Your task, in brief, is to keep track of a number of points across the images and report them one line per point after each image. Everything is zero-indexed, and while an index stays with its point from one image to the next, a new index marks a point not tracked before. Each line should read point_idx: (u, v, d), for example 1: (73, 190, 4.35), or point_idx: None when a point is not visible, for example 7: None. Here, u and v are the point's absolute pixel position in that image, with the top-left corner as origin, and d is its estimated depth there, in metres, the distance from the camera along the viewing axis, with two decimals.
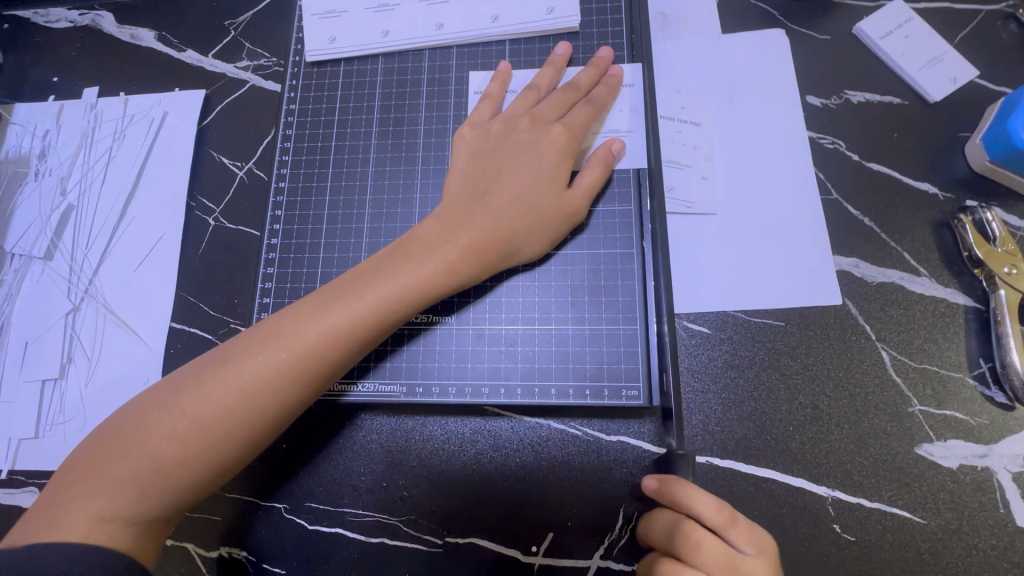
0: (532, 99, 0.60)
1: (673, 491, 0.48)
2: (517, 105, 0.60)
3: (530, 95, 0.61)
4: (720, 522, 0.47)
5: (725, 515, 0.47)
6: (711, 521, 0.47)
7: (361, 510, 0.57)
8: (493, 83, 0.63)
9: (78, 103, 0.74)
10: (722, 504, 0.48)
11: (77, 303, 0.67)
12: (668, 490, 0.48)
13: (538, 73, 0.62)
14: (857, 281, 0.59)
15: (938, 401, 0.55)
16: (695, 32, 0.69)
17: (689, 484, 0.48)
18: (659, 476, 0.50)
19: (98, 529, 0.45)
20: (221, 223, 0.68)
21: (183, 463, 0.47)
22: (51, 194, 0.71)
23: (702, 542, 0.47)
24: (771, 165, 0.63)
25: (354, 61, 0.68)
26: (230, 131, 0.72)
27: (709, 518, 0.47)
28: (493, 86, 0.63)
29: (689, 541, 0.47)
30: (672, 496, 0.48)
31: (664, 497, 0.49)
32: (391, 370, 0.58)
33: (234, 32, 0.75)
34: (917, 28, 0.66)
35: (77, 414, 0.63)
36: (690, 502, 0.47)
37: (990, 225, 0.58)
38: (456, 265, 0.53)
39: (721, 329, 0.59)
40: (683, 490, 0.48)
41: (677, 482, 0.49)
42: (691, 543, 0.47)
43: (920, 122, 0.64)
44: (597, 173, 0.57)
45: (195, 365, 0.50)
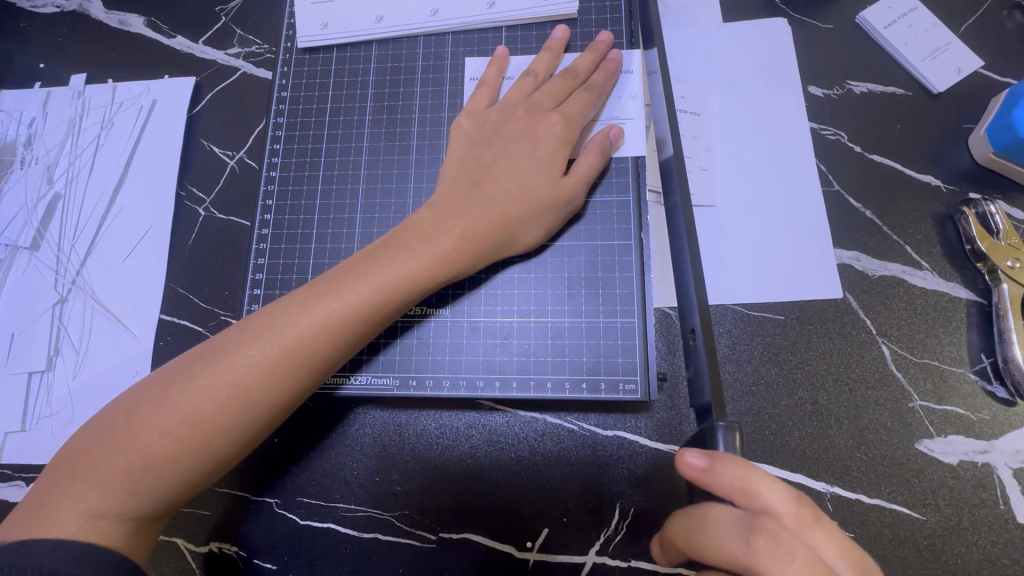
0: (527, 86, 0.59)
1: (734, 477, 0.38)
2: (512, 93, 0.59)
3: (525, 83, 0.59)
4: (795, 516, 0.39)
5: (801, 511, 0.39)
6: (784, 515, 0.39)
7: (353, 505, 0.57)
8: (490, 69, 0.61)
9: (65, 90, 0.73)
10: (794, 496, 0.40)
11: (64, 294, 0.65)
12: (733, 474, 0.38)
13: (534, 61, 0.61)
14: (858, 274, 0.58)
15: (938, 397, 0.55)
16: (696, 21, 0.68)
17: (746, 463, 0.39)
18: (708, 453, 0.40)
19: (88, 526, 0.44)
20: (212, 213, 0.67)
21: (173, 459, 0.46)
22: (37, 183, 0.69)
23: (793, 545, 0.37)
24: (772, 156, 0.62)
25: (348, 48, 0.66)
26: (221, 119, 0.70)
27: (781, 511, 0.39)
28: (490, 72, 0.61)
29: (778, 545, 0.37)
30: (735, 483, 0.38)
31: (724, 488, 0.39)
32: (384, 363, 0.57)
33: (224, 18, 0.74)
34: (922, 17, 0.65)
35: (64, 407, 0.62)
36: (760, 491, 0.39)
37: (993, 218, 0.57)
38: (450, 254, 0.51)
39: (719, 322, 0.58)
40: (745, 473, 0.38)
41: (734, 460, 0.39)
42: (780, 549, 0.37)
43: (924, 113, 0.63)
44: (594, 161, 0.56)
45: (185, 359, 0.49)
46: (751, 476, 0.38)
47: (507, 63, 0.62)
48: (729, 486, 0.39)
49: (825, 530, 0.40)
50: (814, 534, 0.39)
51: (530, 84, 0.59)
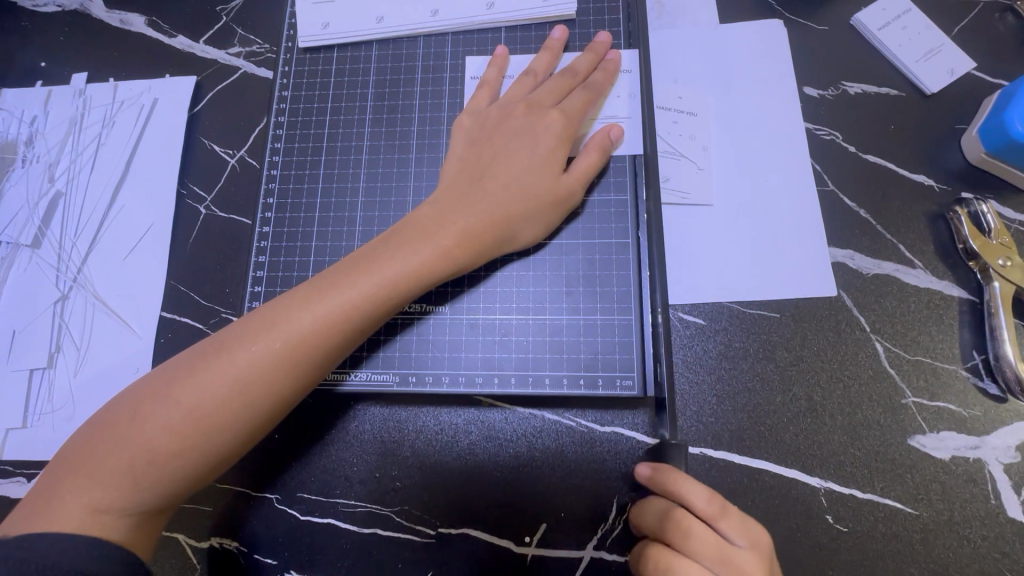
0: (525, 84, 0.60)
1: (662, 478, 0.48)
2: (512, 91, 0.59)
3: (525, 81, 0.60)
4: (714, 516, 0.47)
5: (724, 509, 0.47)
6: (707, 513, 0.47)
7: (353, 500, 0.57)
8: (490, 68, 0.62)
9: (66, 89, 0.73)
10: (718, 497, 0.47)
11: (65, 292, 0.66)
12: (662, 478, 0.48)
13: (534, 61, 0.62)
14: (852, 272, 0.59)
15: (931, 393, 0.55)
16: (693, 22, 0.69)
17: (680, 471, 0.48)
18: (652, 464, 0.50)
19: (92, 520, 0.45)
20: (212, 211, 0.67)
21: (177, 454, 0.46)
22: (39, 181, 0.70)
23: (694, 531, 0.46)
24: (768, 156, 0.63)
25: (348, 48, 0.67)
26: (222, 118, 0.71)
27: (703, 510, 0.47)
28: (491, 72, 0.62)
29: (681, 530, 0.47)
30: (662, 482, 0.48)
31: (656, 487, 0.49)
32: (384, 360, 0.58)
33: (225, 17, 0.74)
34: (916, 19, 0.66)
35: (66, 404, 0.62)
36: (683, 491, 0.47)
37: (985, 217, 0.58)
38: (451, 250, 0.52)
39: (716, 320, 0.59)
40: (672, 477, 0.48)
41: (668, 469, 0.48)
42: (683, 532, 0.46)
43: (917, 114, 0.63)
44: (593, 160, 0.57)
45: (187, 355, 0.49)
46: (676, 479, 0.48)
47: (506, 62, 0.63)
48: (660, 485, 0.48)
49: (742, 526, 0.47)
50: (728, 525, 0.47)
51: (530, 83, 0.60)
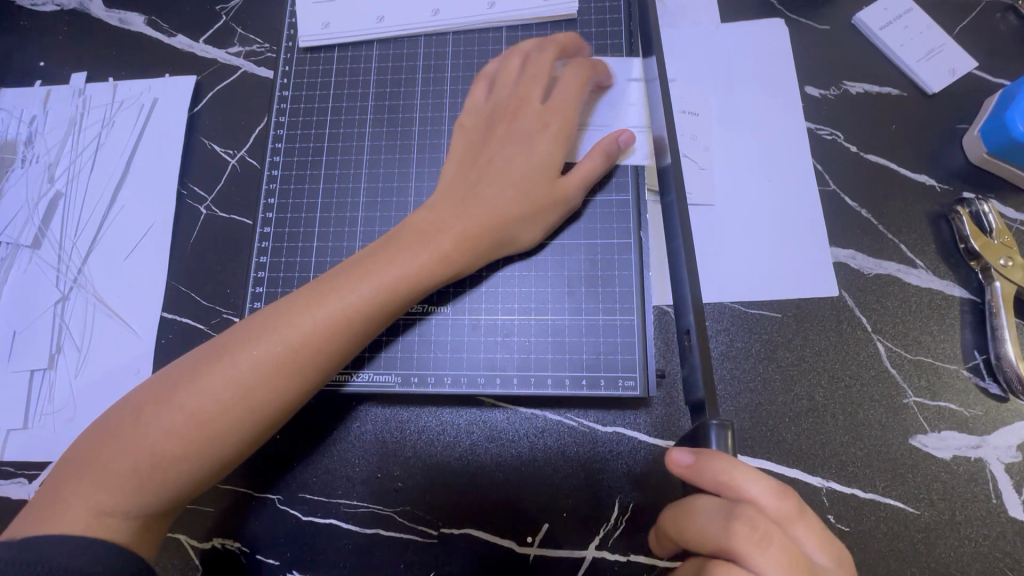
0: (523, 79, 0.59)
1: (716, 468, 0.39)
2: (509, 89, 0.59)
3: (521, 77, 0.59)
4: (782, 512, 0.40)
5: (786, 505, 0.40)
6: (769, 509, 0.39)
7: (355, 501, 0.57)
8: (493, 62, 0.62)
9: (65, 89, 0.73)
10: (781, 489, 0.40)
11: (65, 292, 0.66)
12: (716, 469, 0.39)
13: (530, 50, 0.60)
14: (854, 272, 0.59)
15: (932, 393, 0.55)
16: (694, 21, 0.69)
17: (733, 458, 0.40)
18: (693, 449, 0.41)
19: (96, 523, 0.44)
20: (213, 212, 0.67)
21: (180, 458, 0.46)
22: (38, 181, 0.69)
23: (772, 533, 0.38)
24: (769, 156, 0.63)
25: (349, 47, 0.67)
26: (222, 118, 0.71)
27: (768, 504, 0.39)
28: (495, 68, 0.61)
29: (756, 531, 0.38)
30: (718, 476, 0.39)
31: (707, 479, 0.40)
32: (386, 361, 0.57)
33: (225, 17, 0.74)
34: (917, 19, 0.66)
35: (67, 405, 0.62)
36: (743, 482, 0.39)
37: (986, 217, 0.58)
38: (449, 254, 0.52)
39: (717, 320, 0.59)
40: (730, 466, 0.39)
41: (720, 456, 0.40)
42: (758, 534, 0.38)
43: (919, 114, 0.63)
44: (596, 164, 0.57)
45: (189, 359, 0.49)
46: (735, 469, 0.39)
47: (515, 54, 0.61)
48: (712, 477, 0.39)
49: (810, 523, 0.40)
50: (797, 526, 0.40)
51: (528, 75, 0.59)
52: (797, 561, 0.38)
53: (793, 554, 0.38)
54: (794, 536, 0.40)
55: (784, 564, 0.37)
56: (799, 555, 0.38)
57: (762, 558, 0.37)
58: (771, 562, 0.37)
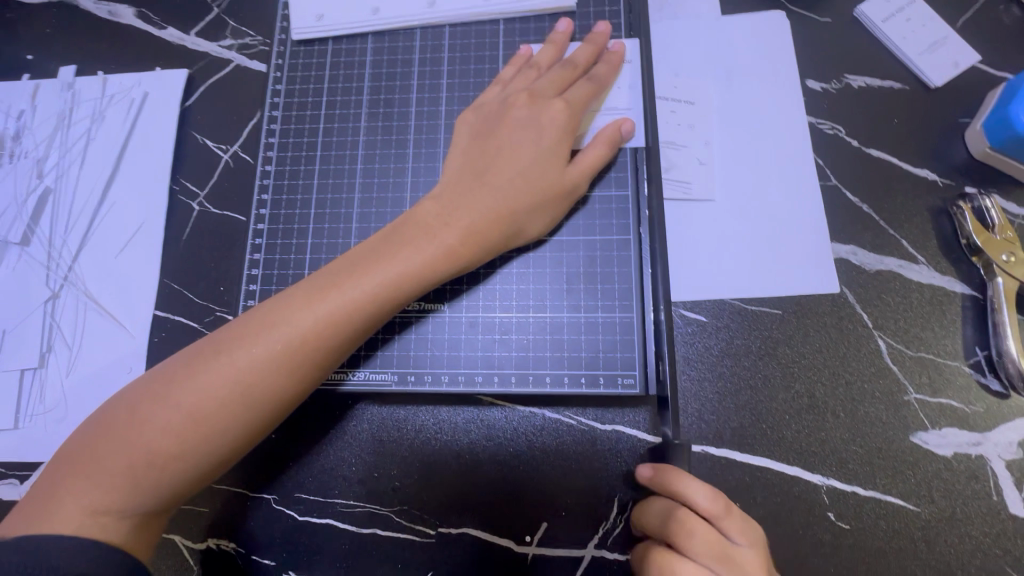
0: (527, 74, 0.59)
1: (669, 478, 0.48)
2: (514, 85, 0.59)
3: (528, 73, 0.59)
4: (716, 510, 0.47)
5: (720, 506, 0.47)
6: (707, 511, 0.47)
7: (351, 501, 0.57)
8: (509, 68, 0.60)
9: (53, 82, 0.71)
10: (718, 497, 0.47)
11: (56, 291, 0.65)
12: (664, 475, 0.48)
13: (538, 55, 0.60)
14: (855, 268, 0.58)
15: (933, 389, 0.55)
16: (694, 14, 0.68)
17: (683, 470, 0.48)
18: (653, 464, 0.51)
19: (90, 523, 0.44)
20: (206, 208, 0.66)
21: (178, 456, 0.45)
22: (27, 177, 0.68)
23: (698, 527, 0.46)
24: (770, 151, 0.62)
25: (343, 40, 0.66)
26: (214, 113, 0.69)
27: (706, 507, 0.47)
28: (510, 70, 0.60)
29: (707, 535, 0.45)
30: (666, 481, 0.48)
31: (659, 481, 0.49)
32: (383, 359, 0.57)
33: (216, 9, 0.73)
34: (919, 12, 0.65)
35: (58, 405, 0.61)
36: (688, 490, 0.47)
37: (989, 213, 0.58)
38: (454, 248, 0.51)
39: (717, 317, 0.58)
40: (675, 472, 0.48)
41: (672, 469, 0.49)
42: (692, 529, 0.46)
43: (921, 108, 0.63)
44: (601, 152, 0.56)
45: (186, 355, 0.48)
46: (680, 479, 0.48)
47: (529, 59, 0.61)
48: (662, 480, 0.49)
49: (740, 521, 0.47)
50: (728, 522, 0.47)
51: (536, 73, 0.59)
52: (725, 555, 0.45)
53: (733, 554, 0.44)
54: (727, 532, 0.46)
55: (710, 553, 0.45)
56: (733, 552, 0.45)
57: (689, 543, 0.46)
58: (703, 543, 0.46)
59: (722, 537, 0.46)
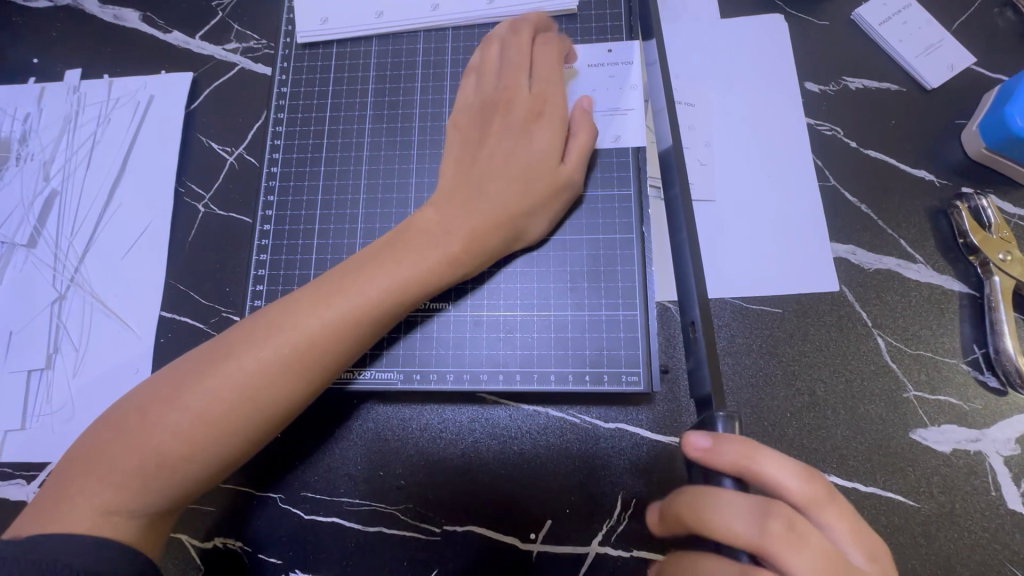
0: (503, 66, 0.59)
1: (740, 456, 0.39)
2: (493, 80, 0.59)
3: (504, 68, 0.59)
4: (811, 497, 0.40)
5: (813, 490, 0.40)
6: (798, 495, 0.40)
7: (358, 499, 0.57)
8: (482, 59, 0.60)
9: (59, 86, 0.72)
10: (805, 473, 0.40)
11: (62, 292, 0.65)
12: (737, 455, 0.39)
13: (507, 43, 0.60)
14: (854, 267, 0.59)
15: (932, 387, 0.56)
16: (694, 17, 0.69)
17: (756, 445, 0.40)
18: (713, 433, 0.41)
19: (102, 522, 0.44)
20: (211, 210, 0.67)
21: (187, 459, 0.46)
22: (33, 180, 0.69)
23: (808, 532, 0.38)
24: (769, 152, 0.63)
25: (348, 43, 0.66)
26: (219, 116, 0.70)
27: (797, 492, 0.39)
28: (484, 63, 0.60)
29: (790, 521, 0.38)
30: (739, 463, 0.39)
31: (730, 467, 0.39)
32: (389, 359, 0.57)
33: (221, 13, 0.73)
34: (916, 14, 0.66)
35: (65, 406, 0.62)
36: (770, 471, 0.39)
37: (985, 212, 0.58)
38: (457, 254, 0.52)
39: (719, 315, 0.59)
40: (752, 451, 0.39)
41: (745, 442, 0.40)
42: (793, 532, 0.37)
43: (918, 109, 0.64)
44: (587, 139, 0.57)
45: (193, 358, 0.49)
46: (758, 456, 0.39)
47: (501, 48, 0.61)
48: (734, 465, 0.39)
49: (843, 513, 0.40)
50: (825, 510, 0.40)
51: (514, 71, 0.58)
52: (834, 565, 0.37)
53: (831, 553, 0.38)
54: (823, 523, 0.40)
55: (821, 566, 0.37)
56: (835, 552, 0.38)
57: (797, 552, 0.37)
58: (808, 556, 0.37)
59: (822, 532, 0.39)
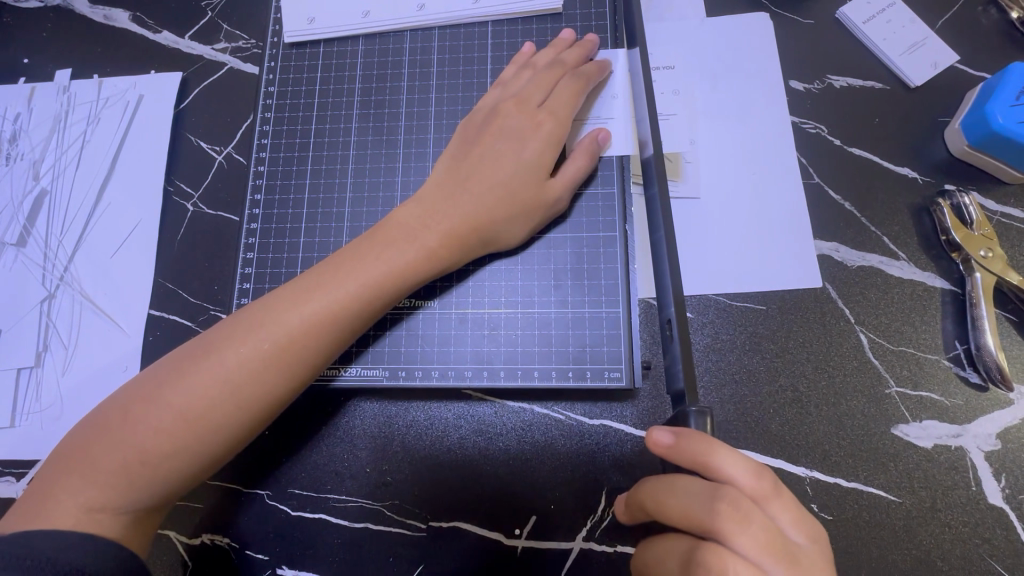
0: (521, 76, 0.60)
1: (696, 449, 0.40)
2: (508, 89, 0.60)
3: (523, 80, 0.60)
4: (759, 490, 0.40)
5: (763, 483, 0.40)
6: (747, 488, 0.40)
7: (344, 496, 0.57)
8: (510, 68, 0.61)
9: (49, 86, 0.72)
10: (757, 469, 0.41)
11: (52, 291, 0.65)
12: (695, 450, 0.40)
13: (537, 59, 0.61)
14: (838, 264, 0.60)
15: (913, 382, 0.56)
16: (680, 16, 0.69)
17: (711, 439, 0.40)
18: (674, 429, 0.41)
19: (87, 517, 0.45)
20: (200, 209, 0.67)
21: (169, 454, 0.46)
22: (23, 179, 0.69)
23: (753, 513, 0.39)
24: (754, 151, 0.63)
25: (334, 43, 0.67)
26: (208, 115, 0.70)
27: (746, 483, 0.40)
28: (508, 72, 0.61)
29: (738, 510, 0.39)
30: (697, 456, 0.40)
31: (686, 459, 0.40)
32: (374, 356, 0.58)
33: (209, 13, 0.74)
34: (899, 13, 0.67)
35: (54, 404, 0.62)
36: (723, 463, 0.40)
37: (968, 209, 0.59)
38: (436, 251, 0.53)
39: (703, 313, 0.59)
40: (709, 446, 0.40)
41: (700, 436, 0.40)
42: (740, 514, 0.39)
43: (901, 106, 0.64)
44: (582, 164, 0.57)
45: (177, 355, 0.49)
46: (714, 450, 0.40)
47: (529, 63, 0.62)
48: (692, 458, 0.40)
49: (787, 503, 0.41)
50: (774, 504, 0.40)
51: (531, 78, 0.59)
52: (775, 543, 0.39)
53: (773, 534, 0.39)
54: (772, 514, 0.40)
55: (762, 544, 0.38)
56: (778, 534, 0.39)
57: (742, 538, 0.38)
58: (752, 541, 0.38)
59: (770, 522, 0.40)
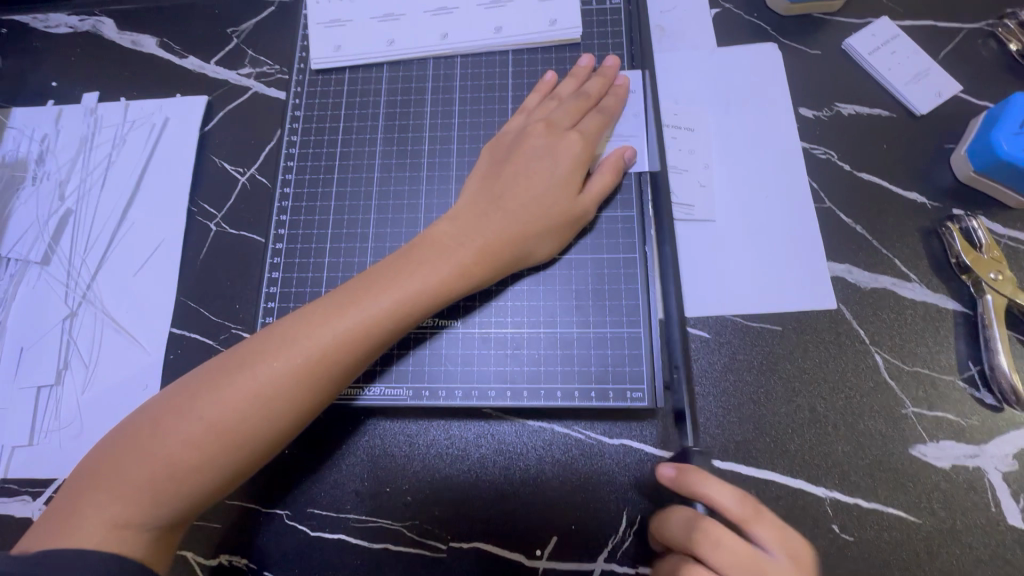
0: (549, 102, 0.62)
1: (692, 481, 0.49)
2: (534, 114, 0.62)
3: (549, 104, 0.62)
4: (743, 515, 0.48)
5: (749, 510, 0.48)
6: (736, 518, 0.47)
7: (363, 516, 0.57)
8: (533, 95, 0.64)
9: (77, 108, 0.74)
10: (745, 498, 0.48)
11: (74, 309, 0.66)
12: (690, 480, 0.49)
13: (560, 86, 0.63)
14: (851, 286, 0.61)
15: (930, 403, 0.57)
16: (692, 45, 0.72)
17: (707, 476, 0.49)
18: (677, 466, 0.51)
19: (111, 535, 0.44)
20: (223, 228, 0.68)
21: (198, 468, 0.46)
22: (49, 198, 0.70)
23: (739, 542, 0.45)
24: (766, 175, 0.65)
25: (360, 69, 0.69)
26: (233, 138, 0.72)
27: (734, 513, 0.47)
28: (532, 98, 0.63)
29: None
30: (691, 487, 0.49)
31: (684, 488, 0.50)
32: (398, 375, 0.58)
33: (236, 39, 0.76)
34: (904, 45, 0.69)
35: (73, 422, 0.62)
36: (714, 496, 0.48)
37: (976, 233, 0.60)
38: (469, 268, 0.53)
39: (721, 333, 0.60)
40: (700, 478, 0.49)
41: (695, 471, 0.50)
42: None
43: (908, 133, 0.66)
44: (609, 179, 0.59)
45: (208, 368, 0.50)
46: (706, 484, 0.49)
47: (551, 89, 0.64)
48: (688, 488, 0.49)
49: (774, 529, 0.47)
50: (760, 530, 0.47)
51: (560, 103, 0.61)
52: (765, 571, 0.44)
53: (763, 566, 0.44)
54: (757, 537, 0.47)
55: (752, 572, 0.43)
56: None
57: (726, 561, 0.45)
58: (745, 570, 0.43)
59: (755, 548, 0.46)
